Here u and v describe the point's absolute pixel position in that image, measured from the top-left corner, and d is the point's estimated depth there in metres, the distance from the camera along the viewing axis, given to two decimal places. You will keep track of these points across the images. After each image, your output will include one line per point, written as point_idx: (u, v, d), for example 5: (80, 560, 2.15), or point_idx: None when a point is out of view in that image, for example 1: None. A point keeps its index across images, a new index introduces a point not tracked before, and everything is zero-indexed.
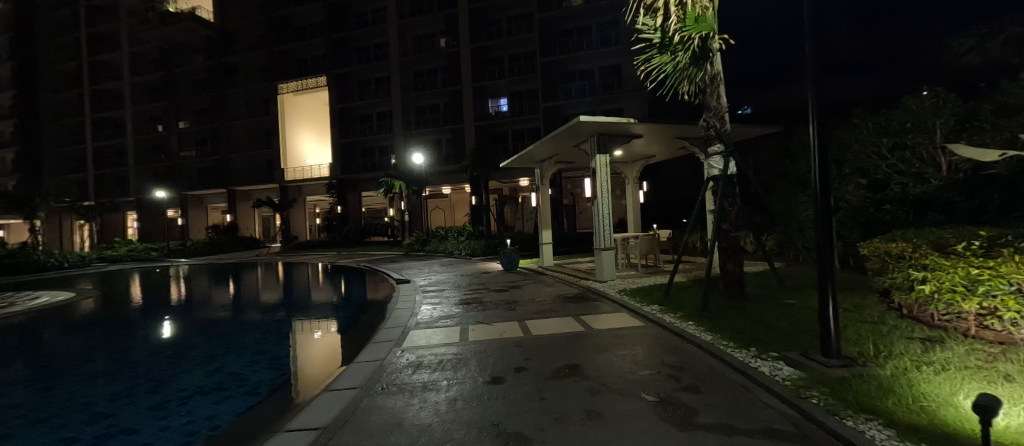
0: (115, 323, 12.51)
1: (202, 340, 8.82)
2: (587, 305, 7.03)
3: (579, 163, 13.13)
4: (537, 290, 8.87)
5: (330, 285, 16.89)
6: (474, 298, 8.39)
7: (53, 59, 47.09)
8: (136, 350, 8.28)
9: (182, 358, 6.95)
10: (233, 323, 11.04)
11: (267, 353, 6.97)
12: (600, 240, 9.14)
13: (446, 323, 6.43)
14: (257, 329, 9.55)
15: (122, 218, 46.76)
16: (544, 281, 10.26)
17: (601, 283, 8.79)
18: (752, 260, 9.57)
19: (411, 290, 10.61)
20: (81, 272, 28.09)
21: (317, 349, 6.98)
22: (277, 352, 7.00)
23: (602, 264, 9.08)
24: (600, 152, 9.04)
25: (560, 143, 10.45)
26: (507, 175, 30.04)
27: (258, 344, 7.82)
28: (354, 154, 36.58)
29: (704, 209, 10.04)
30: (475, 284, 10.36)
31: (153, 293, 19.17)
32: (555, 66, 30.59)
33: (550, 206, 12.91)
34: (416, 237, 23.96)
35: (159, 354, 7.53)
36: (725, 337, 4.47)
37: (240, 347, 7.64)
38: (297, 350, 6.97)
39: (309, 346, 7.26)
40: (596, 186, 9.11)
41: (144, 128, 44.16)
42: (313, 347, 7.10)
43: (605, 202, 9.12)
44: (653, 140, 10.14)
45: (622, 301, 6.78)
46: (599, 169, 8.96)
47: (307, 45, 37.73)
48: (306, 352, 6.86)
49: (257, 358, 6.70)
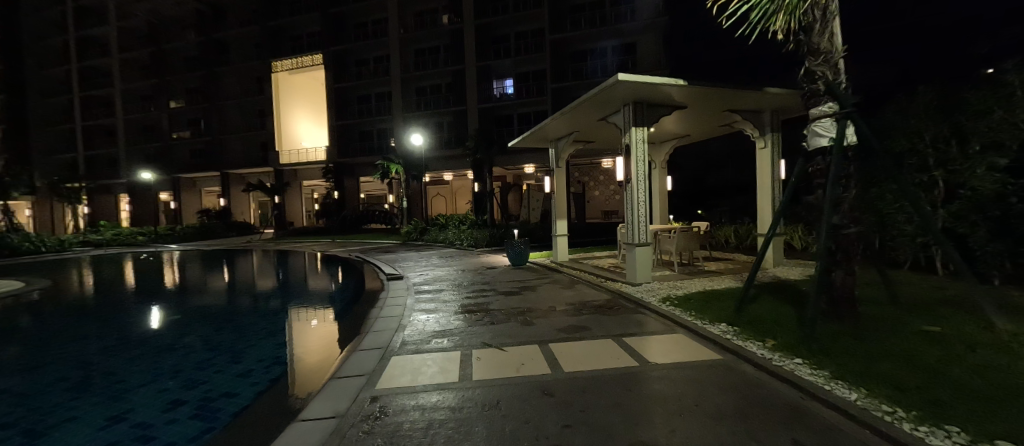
0: (73, 313, 11.01)
1: (143, 344, 7.12)
2: (628, 319, 5.37)
3: (601, 142, 11.36)
4: (558, 295, 7.17)
5: (325, 273, 15.52)
6: (479, 304, 6.70)
7: (42, 35, 45.32)
8: (66, 357, 6.73)
9: (88, 384, 5.19)
10: (202, 316, 9.47)
11: (203, 377, 5.23)
12: (633, 234, 7.40)
13: (442, 344, 4.79)
14: (215, 330, 7.90)
15: (114, 201, 45.27)
16: (561, 282, 8.55)
17: (634, 286, 7.15)
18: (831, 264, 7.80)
19: (402, 290, 8.87)
20: (60, 256, 26.44)
21: (277, 372, 5.30)
22: (220, 376, 5.28)
23: (631, 262, 7.45)
24: (636, 124, 7.27)
25: (583, 116, 8.63)
26: (513, 162, 28.61)
27: (200, 358, 6.05)
28: (351, 136, 34.71)
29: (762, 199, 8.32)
30: (478, 284, 8.61)
31: (129, 279, 17.64)
32: (566, 44, 28.63)
33: (567, 192, 11.18)
34: (414, 226, 22.33)
35: (73, 371, 5.82)
36: (879, 398, 2.80)
37: (176, 363, 5.89)
38: (246, 374, 5.25)
39: (269, 364, 5.61)
40: (631, 168, 7.35)
41: (135, 108, 42.31)
42: (272, 368, 5.44)
43: (640, 185, 7.37)
44: (696, 113, 8.34)
45: (676, 317, 5.09)
46: (636, 146, 7.19)
47: (301, 20, 35.66)
48: (259, 377, 5.17)
49: (191, 386, 4.96)
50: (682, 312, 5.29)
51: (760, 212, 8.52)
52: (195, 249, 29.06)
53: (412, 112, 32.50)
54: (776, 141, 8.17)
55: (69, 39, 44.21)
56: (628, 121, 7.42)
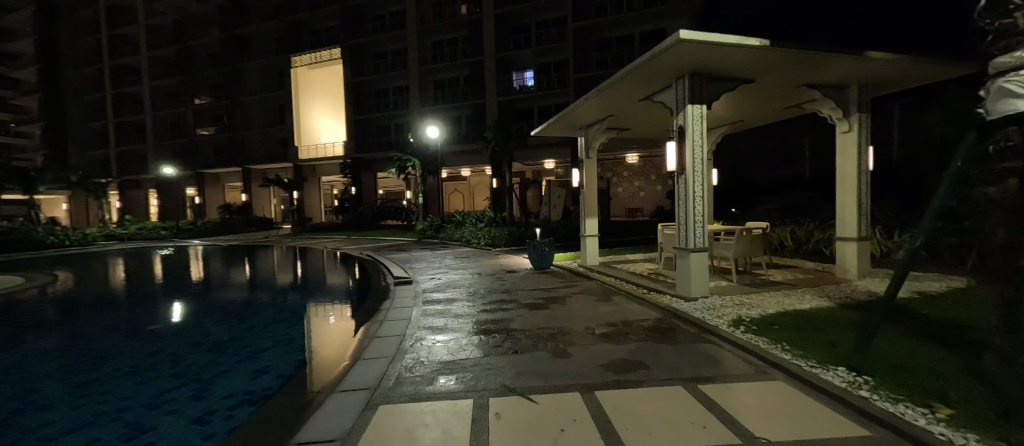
0: (71, 311, 10.19)
1: (98, 362, 5.82)
2: (700, 354, 3.99)
3: (639, 128, 9.92)
4: (596, 311, 5.81)
5: (341, 270, 14.73)
6: (499, 322, 5.44)
7: (76, 34, 46.40)
8: (22, 370, 5.67)
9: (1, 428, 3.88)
10: (191, 322, 8.33)
11: (147, 422, 3.88)
12: (687, 238, 5.99)
13: (449, 388, 3.54)
14: (193, 343, 6.60)
15: (144, 196, 46.15)
16: (595, 293, 7.15)
17: (689, 303, 5.74)
18: (944, 281, 6.22)
19: (409, 298, 7.61)
20: (82, 250, 26.30)
21: (240, 418, 3.91)
22: (169, 421, 3.89)
23: (681, 270, 6.09)
24: (694, 101, 5.83)
25: (621, 96, 7.24)
26: (533, 157, 27.76)
27: (151, 391, 4.64)
28: (368, 131, 34.02)
29: (851, 194, 6.76)
30: (497, 294, 7.29)
31: (143, 274, 17.04)
32: (589, 32, 27.10)
33: (598, 187, 9.80)
34: (429, 223, 21.26)
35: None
36: None
37: (122, 398, 4.51)
38: (202, 419, 3.90)
39: (236, 405, 4.23)
40: (686, 157, 5.93)
41: (163, 105, 42.78)
42: (235, 413, 4.05)
43: (697, 177, 5.91)
44: (762, 91, 6.87)
45: (770, 357, 3.68)
46: (692, 130, 5.80)
47: (320, 14, 35.15)
48: (216, 425, 3.77)
49: (124, 437, 3.60)
50: (774, 348, 3.90)
51: (838, 212, 7.02)
52: (215, 244, 28.83)
53: (430, 105, 31.51)
54: (863, 125, 6.65)
55: (99, 38, 44.97)
56: (681, 98, 6.02)
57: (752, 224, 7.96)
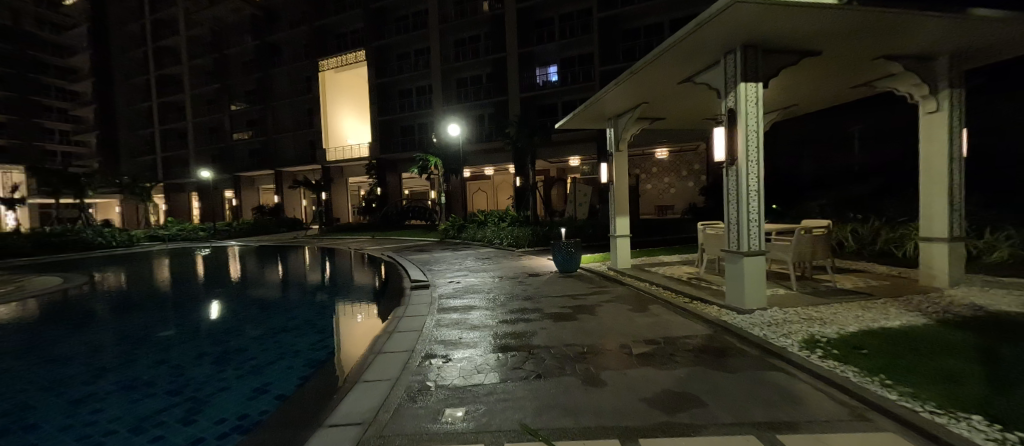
0: (103, 312, 10.19)
1: (108, 364, 5.44)
2: (775, 388, 3.15)
3: (675, 117, 9.02)
4: (633, 324, 5.00)
5: (367, 270, 14.52)
6: (520, 337, 4.75)
7: (125, 47, 48.98)
8: (34, 369, 5.47)
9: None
10: (210, 323, 8.05)
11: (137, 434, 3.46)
12: (738, 240, 5.12)
13: (457, 426, 2.85)
14: (206, 345, 6.19)
15: (186, 199, 48.29)
16: (629, 301, 6.35)
17: (744, 316, 4.87)
18: None
19: (423, 304, 7.00)
20: (128, 251, 27.28)
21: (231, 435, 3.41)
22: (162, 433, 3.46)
23: (732, 277, 5.24)
24: (747, 80, 4.97)
25: (657, 79, 6.40)
26: (557, 154, 26.98)
27: (148, 402, 4.14)
28: (393, 131, 34.09)
29: (941, 186, 5.74)
30: (518, 301, 6.59)
31: (180, 273, 17.48)
32: (616, 23, 25.99)
33: (628, 183, 8.93)
34: (452, 222, 20.83)
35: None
36: None
37: (124, 403, 4.16)
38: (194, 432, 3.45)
39: (236, 415, 3.79)
40: (737, 144, 5.05)
41: (202, 112, 44.45)
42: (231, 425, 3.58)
43: (751, 167, 5.01)
44: (828, 67, 5.94)
45: (874, 398, 2.80)
46: (745, 112, 4.94)
47: (345, 17, 35.51)
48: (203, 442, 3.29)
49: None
50: (873, 384, 3.01)
51: (922, 207, 6.04)
52: (248, 244, 29.45)
53: (452, 104, 31.18)
54: (954, 103, 5.65)
55: (145, 50, 47.21)
56: (731, 74, 5.14)
57: (813, 223, 7.01)
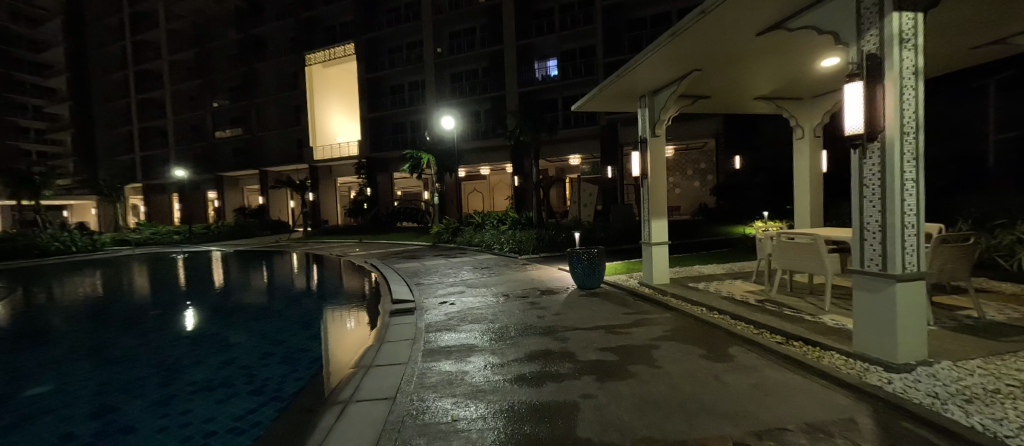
0: (20, 333, 8.12)
1: None
2: None
3: (721, 95, 7.33)
4: (729, 391, 3.15)
5: (355, 278, 12.58)
6: (553, 421, 2.86)
7: (102, 41, 46.17)
8: None
9: None
10: (135, 359, 6.07)
11: None
12: (887, 256, 3.30)
13: None
14: (86, 413, 4.17)
15: (166, 200, 45.71)
16: (692, 337, 4.53)
17: (910, 382, 3.04)
18: None
19: (405, 342, 5.05)
20: (89, 257, 24.79)
21: None
22: None
23: (870, 310, 3.48)
24: (901, 7, 3.14)
25: (727, 29, 4.62)
26: (557, 152, 25.26)
27: None
28: (384, 128, 32.09)
29: None
30: (536, 340, 4.72)
31: (142, 281, 15.30)
32: (621, 12, 24.27)
33: (667, 180, 7.17)
34: (446, 224, 18.95)
35: None
36: None
37: None
38: None
39: None
40: (885, 106, 3.26)
41: (183, 108, 41.90)
42: None
43: (906, 143, 3.20)
44: (975, 12, 4.22)
45: None
46: (900, 54, 3.14)
47: (333, 9, 33.41)
48: None
49: None
50: None
51: None
52: (224, 249, 27.03)
53: (447, 98, 29.24)
54: None
55: (122, 44, 44.37)
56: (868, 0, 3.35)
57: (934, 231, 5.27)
